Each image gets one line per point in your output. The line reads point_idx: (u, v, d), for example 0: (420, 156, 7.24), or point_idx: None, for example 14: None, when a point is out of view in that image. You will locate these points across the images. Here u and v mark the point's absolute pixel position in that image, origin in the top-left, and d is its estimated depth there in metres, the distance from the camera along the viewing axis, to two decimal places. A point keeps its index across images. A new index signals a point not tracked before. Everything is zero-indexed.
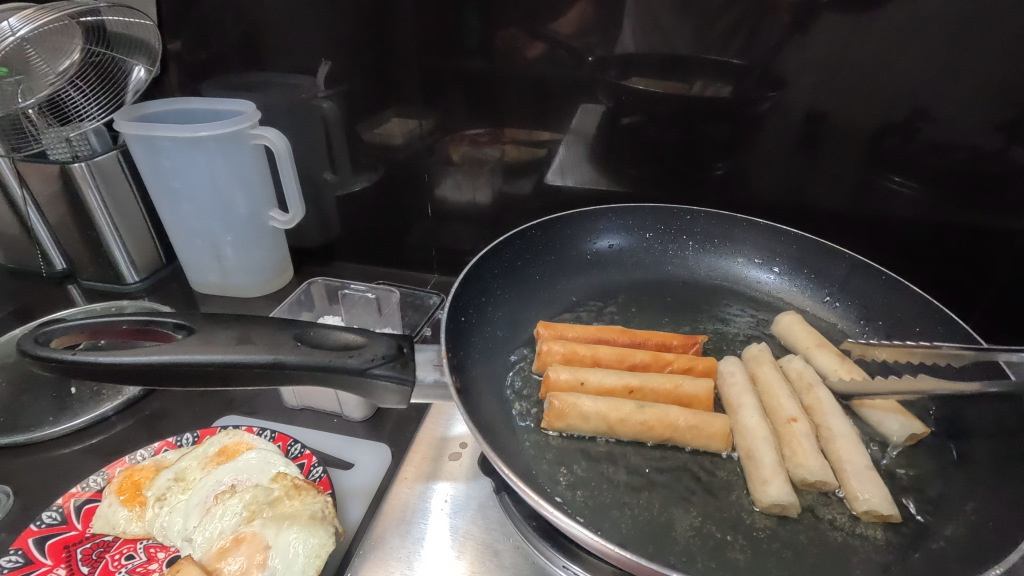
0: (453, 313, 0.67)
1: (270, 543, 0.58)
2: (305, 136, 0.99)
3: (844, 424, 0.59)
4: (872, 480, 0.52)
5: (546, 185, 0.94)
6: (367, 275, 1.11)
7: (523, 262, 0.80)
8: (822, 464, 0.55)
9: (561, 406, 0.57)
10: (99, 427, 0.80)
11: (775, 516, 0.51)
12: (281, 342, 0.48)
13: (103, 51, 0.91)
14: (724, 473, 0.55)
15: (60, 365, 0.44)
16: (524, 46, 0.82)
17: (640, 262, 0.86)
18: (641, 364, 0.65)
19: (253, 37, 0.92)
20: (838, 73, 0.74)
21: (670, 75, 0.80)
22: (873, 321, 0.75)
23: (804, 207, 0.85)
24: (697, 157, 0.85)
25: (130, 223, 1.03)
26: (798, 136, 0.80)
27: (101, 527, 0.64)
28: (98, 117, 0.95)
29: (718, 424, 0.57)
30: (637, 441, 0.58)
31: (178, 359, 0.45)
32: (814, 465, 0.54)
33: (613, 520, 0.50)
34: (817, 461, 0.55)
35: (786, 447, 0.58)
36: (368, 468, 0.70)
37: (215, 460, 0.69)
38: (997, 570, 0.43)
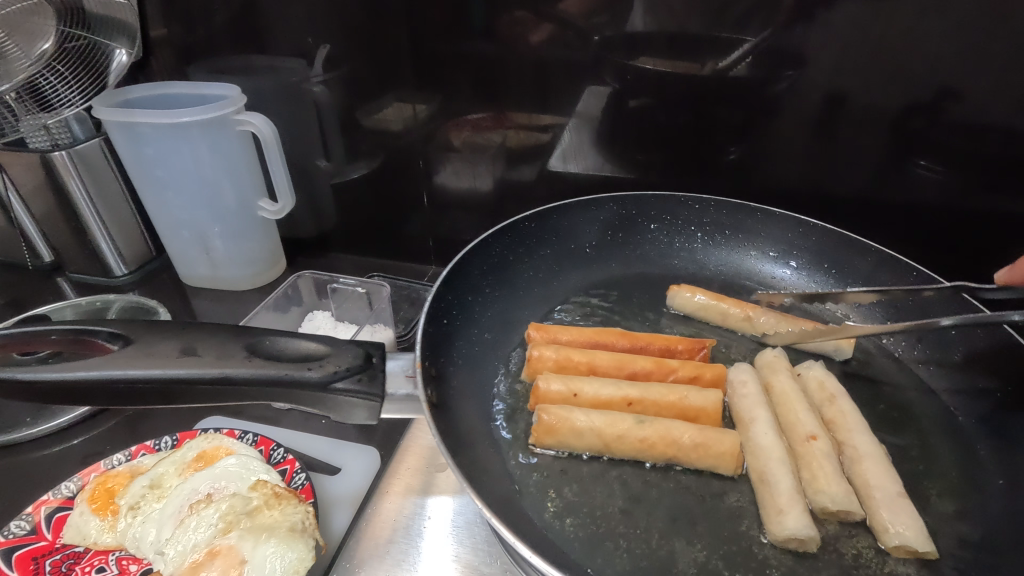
0: (435, 316, 0.62)
1: (246, 557, 0.54)
2: (295, 122, 0.94)
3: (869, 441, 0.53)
4: (905, 509, 0.47)
5: (548, 172, 0.88)
6: (363, 267, 1.07)
7: (517, 257, 0.75)
8: (844, 491, 0.50)
9: (551, 421, 0.52)
10: (80, 427, 0.76)
11: (792, 551, 0.46)
12: (233, 352, 0.44)
13: (83, 34, 0.84)
14: (734, 498, 0.50)
15: None
16: (524, 24, 0.76)
17: (645, 256, 0.80)
18: (642, 372, 0.60)
19: (239, 18, 0.87)
20: (868, 49, 0.67)
21: (682, 55, 0.73)
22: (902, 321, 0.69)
23: (825, 194, 0.79)
24: (711, 142, 0.79)
25: (116, 214, 1.00)
26: (820, 119, 0.73)
27: (72, 538, 0.60)
28: (80, 104, 0.89)
29: (728, 441, 0.52)
30: (636, 460, 0.53)
31: (109, 375, 0.41)
32: (837, 493, 0.49)
33: (608, 553, 0.45)
34: (839, 487, 0.50)
35: (804, 470, 0.53)
36: (354, 473, 0.66)
37: (193, 466, 0.65)
38: None
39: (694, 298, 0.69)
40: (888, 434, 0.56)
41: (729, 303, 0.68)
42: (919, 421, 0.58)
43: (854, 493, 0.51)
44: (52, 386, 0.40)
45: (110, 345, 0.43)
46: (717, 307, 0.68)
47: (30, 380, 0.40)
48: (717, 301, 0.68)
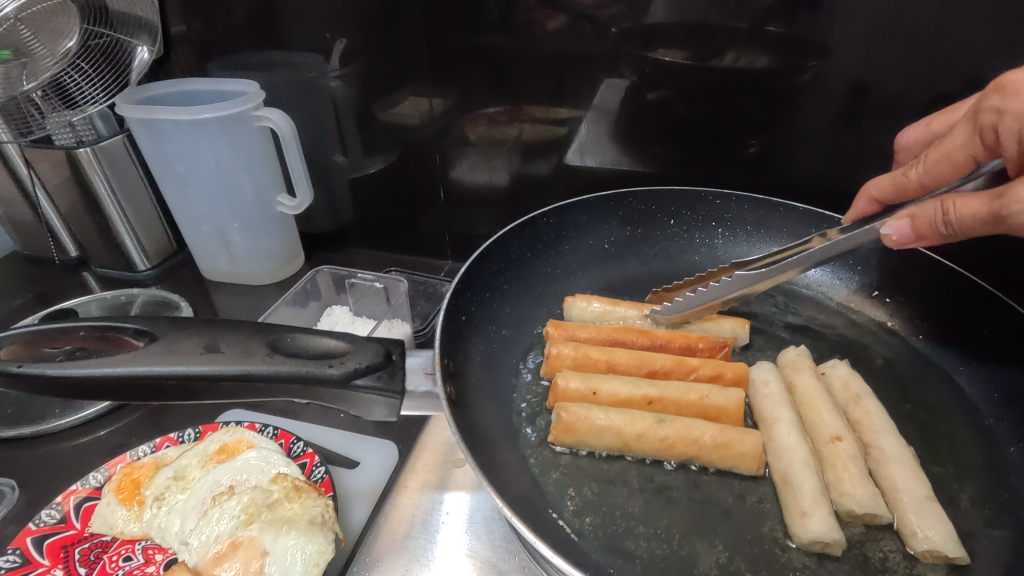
0: (453, 311, 0.62)
1: (267, 549, 0.55)
2: (313, 118, 0.94)
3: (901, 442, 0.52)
4: (934, 512, 0.46)
5: (565, 166, 0.88)
6: (380, 262, 1.07)
7: (534, 253, 0.75)
8: (871, 493, 0.49)
9: (570, 419, 0.52)
10: (106, 419, 0.77)
11: (816, 554, 0.45)
12: (254, 348, 0.45)
13: (105, 32, 0.86)
14: (756, 499, 0.50)
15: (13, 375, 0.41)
16: (542, 16, 0.75)
17: (664, 252, 0.79)
18: (662, 370, 0.60)
19: (257, 14, 0.87)
20: (896, 39, 0.65)
21: (702, 47, 0.72)
22: (929, 319, 0.66)
23: (849, 188, 0.77)
24: (732, 135, 0.78)
25: (139, 209, 1.01)
26: (844, 111, 0.72)
27: (99, 527, 0.62)
28: (103, 101, 0.91)
29: (750, 441, 0.51)
30: (656, 459, 0.53)
31: (134, 370, 0.41)
32: (863, 495, 0.49)
33: (627, 552, 0.45)
34: (866, 490, 0.49)
35: (830, 470, 0.52)
36: (373, 468, 0.67)
37: (215, 458, 0.66)
38: None
39: (592, 306, 0.67)
40: (915, 435, 0.55)
41: (625, 306, 0.67)
42: (945, 422, 0.56)
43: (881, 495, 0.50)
44: (83, 380, 0.41)
45: (138, 341, 0.44)
46: (614, 313, 0.66)
47: (57, 375, 0.41)
48: (613, 307, 0.67)
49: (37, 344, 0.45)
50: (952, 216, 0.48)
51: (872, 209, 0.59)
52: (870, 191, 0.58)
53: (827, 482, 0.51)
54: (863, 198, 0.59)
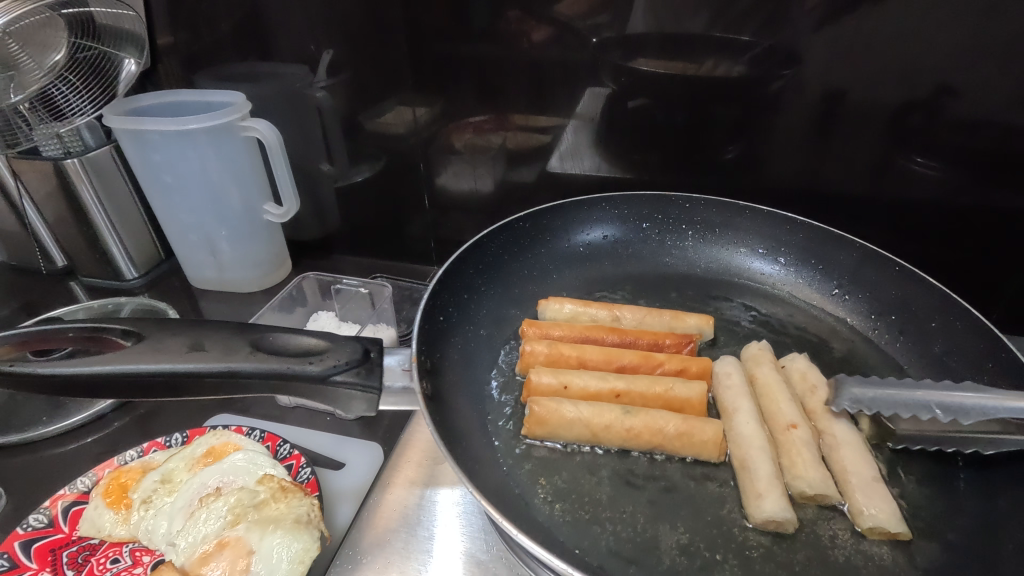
0: (431, 313, 0.64)
1: (253, 548, 0.56)
2: (300, 127, 0.96)
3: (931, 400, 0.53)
4: (879, 492, 0.49)
5: (547, 173, 0.90)
6: (366, 268, 1.09)
7: (512, 256, 0.77)
8: (823, 476, 0.51)
9: (542, 412, 0.54)
10: (93, 425, 0.78)
11: (771, 533, 0.48)
12: (236, 347, 0.46)
13: (94, 45, 0.87)
14: (716, 484, 0.52)
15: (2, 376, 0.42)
16: (524, 27, 0.78)
17: (637, 253, 0.81)
18: (630, 365, 0.62)
19: (245, 26, 0.89)
20: (858, 48, 0.69)
21: (676, 56, 0.75)
22: (888, 315, 0.69)
23: (816, 191, 0.81)
24: (705, 140, 0.81)
25: (126, 219, 1.02)
26: (813, 117, 0.75)
27: (88, 530, 0.63)
28: (90, 113, 0.92)
29: (711, 430, 0.53)
30: (623, 449, 0.55)
31: (125, 369, 0.43)
32: (815, 478, 0.51)
33: (596, 536, 0.47)
34: (818, 473, 0.52)
35: (785, 455, 0.54)
36: (358, 468, 0.68)
37: (203, 461, 0.68)
38: None
39: (564, 308, 0.69)
40: None
41: (596, 308, 0.69)
42: None
43: (832, 478, 0.52)
44: (71, 378, 0.43)
45: (124, 341, 0.46)
46: (587, 314, 0.69)
47: (46, 374, 0.42)
48: (585, 308, 0.69)
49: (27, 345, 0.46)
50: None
51: None
52: None
53: (782, 467, 0.54)
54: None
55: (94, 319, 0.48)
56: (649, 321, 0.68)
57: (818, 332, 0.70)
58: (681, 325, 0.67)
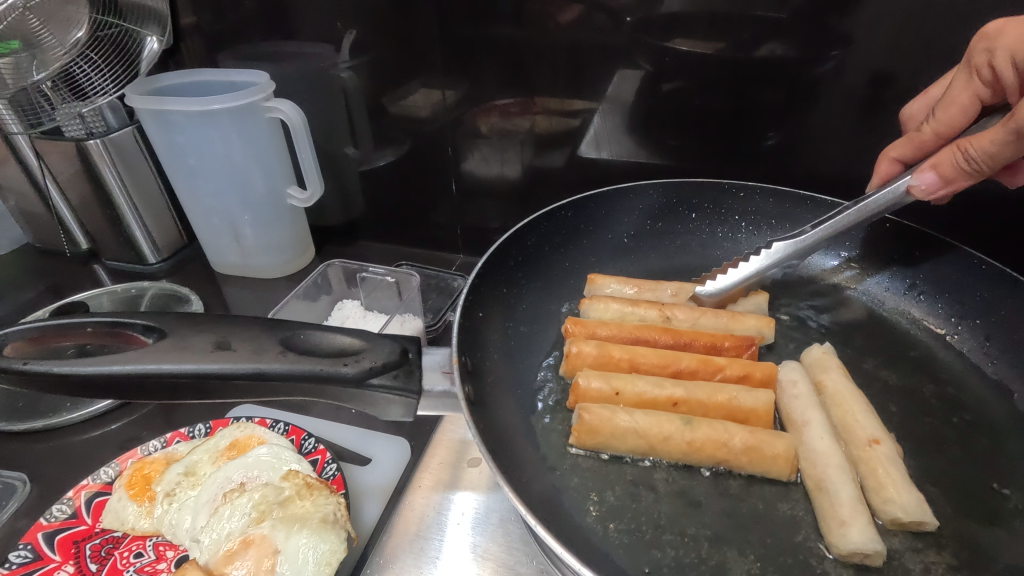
0: (469, 307, 0.61)
1: (279, 547, 0.54)
2: (323, 109, 0.93)
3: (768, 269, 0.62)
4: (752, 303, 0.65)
5: (579, 159, 0.85)
6: (390, 256, 1.06)
7: (552, 247, 0.73)
8: (919, 497, 0.46)
9: (594, 421, 0.51)
10: (117, 412, 0.76)
11: (855, 565, 0.44)
12: (265, 345, 0.43)
13: (116, 22, 0.84)
14: (788, 506, 0.48)
15: (15, 374, 0.40)
16: (556, 5, 0.73)
17: (683, 245, 0.77)
18: (687, 370, 0.58)
19: (267, 3, 0.85)
20: (924, 26, 0.63)
21: (722, 35, 0.70)
22: (967, 319, 0.63)
23: (874, 182, 0.75)
24: (750, 126, 0.76)
25: (149, 201, 1.00)
26: (864, 102, 0.69)
27: (110, 522, 0.61)
28: (112, 92, 0.89)
29: (781, 445, 0.49)
30: (683, 463, 0.51)
31: (145, 368, 0.40)
32: (908, 502, 0.46)
33: (654, 561, 0.44)
34: (913, 495, 0.47)
35: (870, 470, 0.50)
36: (385, 465, 0.66)
37: (226, 454, 0.66)
38: None
39: (611, 306, 0.65)
40: (950, 437, 0.53)
41: (645, 307, 0.65)
42: (979, 424, 0.54)
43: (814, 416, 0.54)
44: (90, 376, 0.40)
45: (145, 338, 0.43)
46: (635, 313, 0.65)
47: (64, 373, 0.40)
48: (633, 307, 0.65)
49: (44, 339, 0.43)
50: (972, 152, 0.50)
51: (894, 169, 0.62)
52: (890, 152, 0.62)
53: (868, 484, 0.49)
54: (883, 160, 0.62)
55: (114, 313, 0.45)
56: (705, 321, 0.64)
57: (877, 325, 0.65)
58: (741, 324, 0.62)
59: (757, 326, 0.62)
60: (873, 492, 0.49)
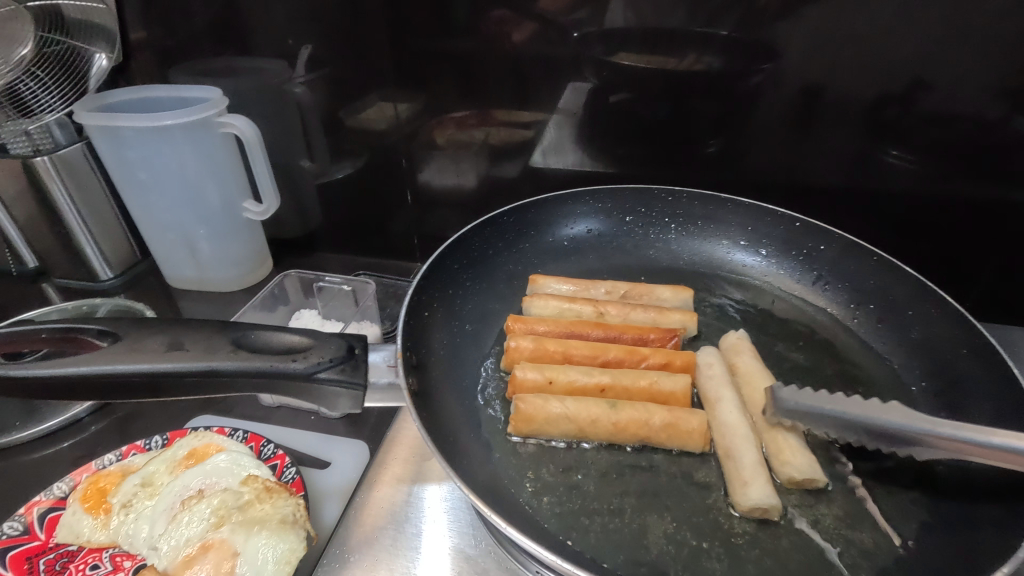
0: (415, 308, 0.65)
1: (239, 549, 0.55)
2: (279, 123, 0.95)
3: (896, 424, 0.49)
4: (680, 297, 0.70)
5: (530, 168, 0.90)
6: (349, 266, 1.08)
7: (496, 251, 0.77)
8: (813, 461, 0.52)
9: (528, 409, 0.54)
10: (71, 429, 0.76)
11: (757, 520, 0.49)
12: (217, 346, 0.46)
13: (61, 38, 0.86)
14: (702, 473, 0.53)
15: None
16: (503, 23, 0.77)
17: (621, 247, 0.82)
18: (614, 360, 0.62)
19: (221, 20, 0.87)
20: (834, 43, 0.70)
21: (657, 50, 0.75)
22: (864, 304, 0.70)
23: (798, 184, 0.82)
24: (686, 134, 0.81)
25: (100, 218, 1.00)
26: (792, 111, 0.76)
27: (65, 536, 0.61)
28: (60, 109, 0.90)
29: (696, 420, 0.54)
30: (609, 443, 0.55)
31: (100, 369, 0.42)
32: (801, 463, 0.51)
33: (584, 528, 0.48)
34: (807, 460, 0.52)
35: (772, 441, 0.55)
36: (344, 466, 0.68)
37: (184, 463, 0.66)
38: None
39: (549, 303, 0.69)
40: None
41: (580, 303, 0.69)
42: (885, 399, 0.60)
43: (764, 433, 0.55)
44: (47, 381, 0.42)
45: (100, 342, 0.46)
46: (571, 309, 0.69)
47: (17, 376, 0.41)
48: (570, 303, 0.69)
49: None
50: None
51: None
52: None
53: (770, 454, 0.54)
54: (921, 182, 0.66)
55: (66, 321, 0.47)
56: (636, 314, 0.69)
57: (797, 314, 0.72)
58: (665, 317, 0.67)
59: (683, 318, 0.67)
60: (773, 460, 0.53)
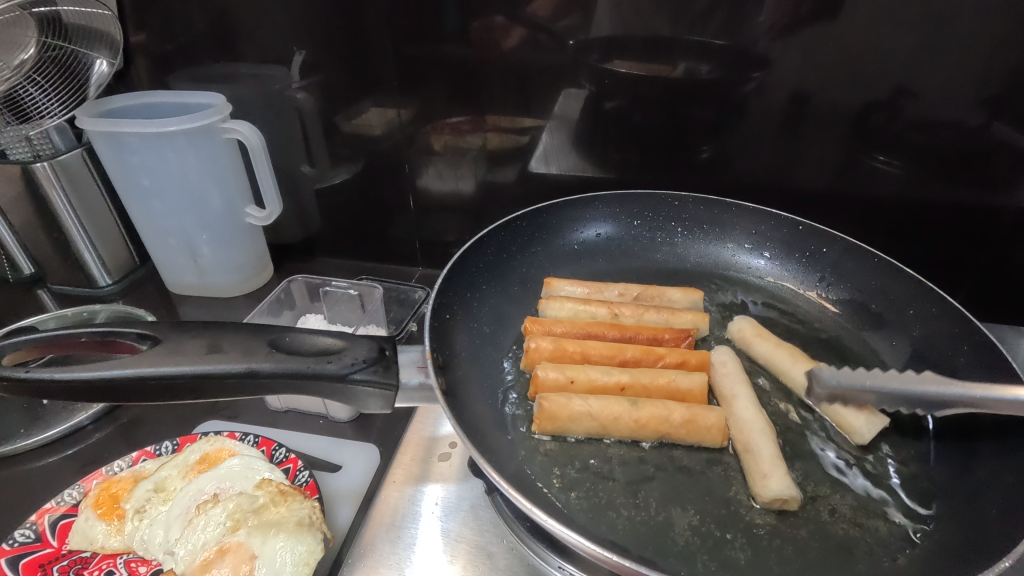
0: (438, 310, 0.66)
1: (257, 552, 0.55)
2: (279, 129, 0.95)
3: (935, 392, 0.54)
4: (692, 296, 0.72)
5: (529, 174, 0.91)
6: (349, 270, 1.08)
7: (509, 254, 0.79)
8: (870, 417, 0.57)
9: (552, 408, 0.56)
10: (75, 437, 0.75)
11: (776, 511, 0.51)
12: (255, 348, 0.49)
13: (61, 44, 0.85)
14: (721, 467, 0.55)
15: (14, 380, 0.44)
16: (503, 31, 0.79)
17: (629, 250, 0.84)
18: (632, 360, 0.64)
19: (220, 26, 0.87)
20: (824, 52, 0.72)
21: (654, 58, 0.77)
22: (866, 305, 0.73)
23: (791, 188, 0.84)
24: (682, 140, 0.83)
25: (99, 224, 0.99)
26: (782, 117, 0.78)
27: (78, 543, 0.61)
28: (60, 114, 0.89)
29: (714, 417, 0.56)
30: (631, 440, 0.57)
31: (143, 372, 0.45)
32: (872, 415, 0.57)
33: (611, 521, 0.50)
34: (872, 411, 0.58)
35: (828, 411, 0.59)
36: (356, 470, 0.68)
37: (196, 468, 0.66)
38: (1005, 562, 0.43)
39: (566, 305, 0.70)
40: None
41: (595, 305, 0.71)
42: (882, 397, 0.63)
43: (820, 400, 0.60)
44: (91, 382, 0.45)
45: (140, 345, 0.49)
46: (586, 311, 0.70)
47: (62, 378, 0.44)
48: (585, 305, 0.71)
49: (45, 349, 0.48)
50: None
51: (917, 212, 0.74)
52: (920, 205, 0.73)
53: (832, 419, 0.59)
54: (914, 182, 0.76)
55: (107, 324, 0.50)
56: (652, 314, 0.70)
57: (799, 315, 0.74)
58: (678, 318, 0.69)
59: (695, 320, 0.69)
60: (839, 428, 0.59)
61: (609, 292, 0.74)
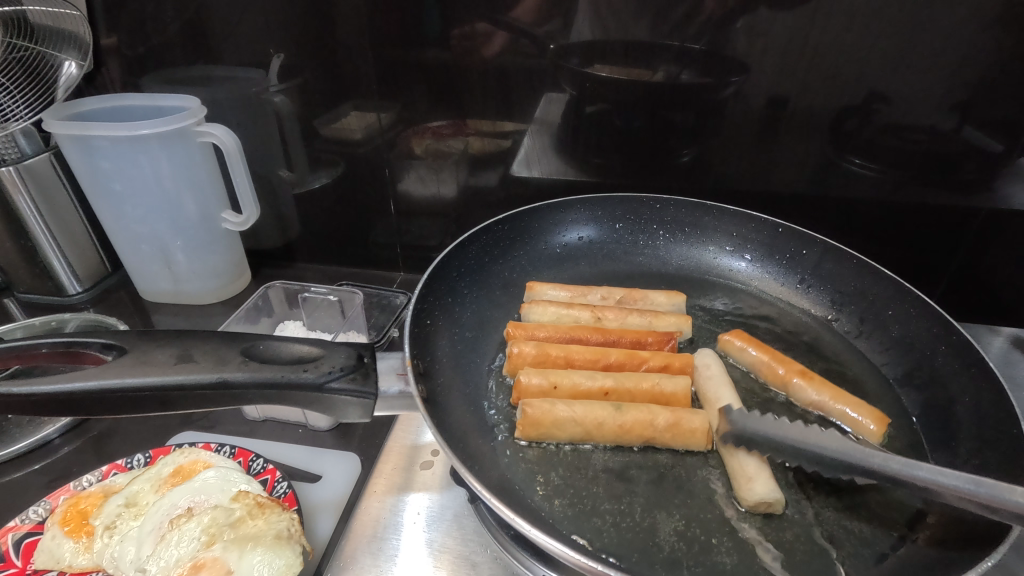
0: (419, 316, 0.65)
1: (232, 568, 0.53)
2: (256, 133, 0.94)
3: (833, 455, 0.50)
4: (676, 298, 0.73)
5: (511, 178, 0.91)
6: (330, 276, 1.07)
7: (491, 259, 0.78)
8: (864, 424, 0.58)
9: (536, 414, 0.55)
10: (42, 451, 0.72)
11: (761, 514, 0.51)
12: (228, 357, 0.47)
13: (28, 45, 0.83)
14: (706, 471, 0.55)
15: None
16: (483, 35, 0.78)
17: (612, 254, 0.84)
18: (616, 364, 0.64)
19: (195, 28, 0.86)
20: (801, 57, 0.73)
21: (635, 63, 0.78)
22: (845, 306, 0.74)
23: (771, 192, 0.85)
24: (663, 144, 0.84)
25: (68, 230, 0.96)
26: (761, 121, 0.79)
27: (43, 562, 0.58)
28: (26, 117, 0.85)
29: (698, 420, 0.56)
30: (616, 445, 0.57)
31: (108, 382, 0.43)
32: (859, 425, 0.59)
33: (596, 527, 0.49)
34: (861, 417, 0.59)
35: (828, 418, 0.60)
36: (336, 480, 0.66)
37: (170, 482, 0.64)
38: (988, 560, 0.43)
39: (549, 309, 0.70)
40: None
41: (579, 308, 0.71)
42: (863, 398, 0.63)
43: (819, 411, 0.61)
44: (54, 396, 0.43)
45: (105, 355, 0.47)
46: (570, 315, 0.70)
47: (22, 393, 0.42)
48: (568, 309, 0.70)
49: (7, 360, 0.46)
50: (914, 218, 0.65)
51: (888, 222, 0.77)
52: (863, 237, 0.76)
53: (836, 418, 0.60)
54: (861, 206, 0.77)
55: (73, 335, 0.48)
56: (635, 317, 0.70)
57: (781, 317, 0.75)
58: (662, 320, 0.69)
59: (678, 322, 0.69)
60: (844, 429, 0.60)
61: (592, 296, 0.74)
